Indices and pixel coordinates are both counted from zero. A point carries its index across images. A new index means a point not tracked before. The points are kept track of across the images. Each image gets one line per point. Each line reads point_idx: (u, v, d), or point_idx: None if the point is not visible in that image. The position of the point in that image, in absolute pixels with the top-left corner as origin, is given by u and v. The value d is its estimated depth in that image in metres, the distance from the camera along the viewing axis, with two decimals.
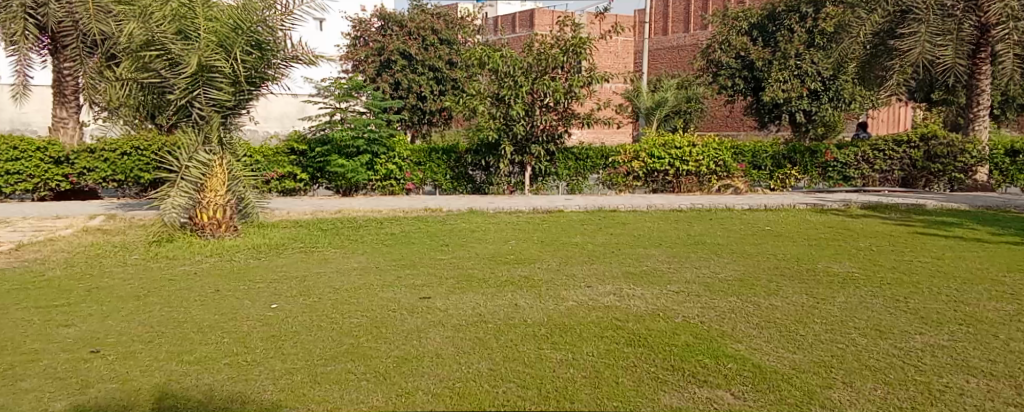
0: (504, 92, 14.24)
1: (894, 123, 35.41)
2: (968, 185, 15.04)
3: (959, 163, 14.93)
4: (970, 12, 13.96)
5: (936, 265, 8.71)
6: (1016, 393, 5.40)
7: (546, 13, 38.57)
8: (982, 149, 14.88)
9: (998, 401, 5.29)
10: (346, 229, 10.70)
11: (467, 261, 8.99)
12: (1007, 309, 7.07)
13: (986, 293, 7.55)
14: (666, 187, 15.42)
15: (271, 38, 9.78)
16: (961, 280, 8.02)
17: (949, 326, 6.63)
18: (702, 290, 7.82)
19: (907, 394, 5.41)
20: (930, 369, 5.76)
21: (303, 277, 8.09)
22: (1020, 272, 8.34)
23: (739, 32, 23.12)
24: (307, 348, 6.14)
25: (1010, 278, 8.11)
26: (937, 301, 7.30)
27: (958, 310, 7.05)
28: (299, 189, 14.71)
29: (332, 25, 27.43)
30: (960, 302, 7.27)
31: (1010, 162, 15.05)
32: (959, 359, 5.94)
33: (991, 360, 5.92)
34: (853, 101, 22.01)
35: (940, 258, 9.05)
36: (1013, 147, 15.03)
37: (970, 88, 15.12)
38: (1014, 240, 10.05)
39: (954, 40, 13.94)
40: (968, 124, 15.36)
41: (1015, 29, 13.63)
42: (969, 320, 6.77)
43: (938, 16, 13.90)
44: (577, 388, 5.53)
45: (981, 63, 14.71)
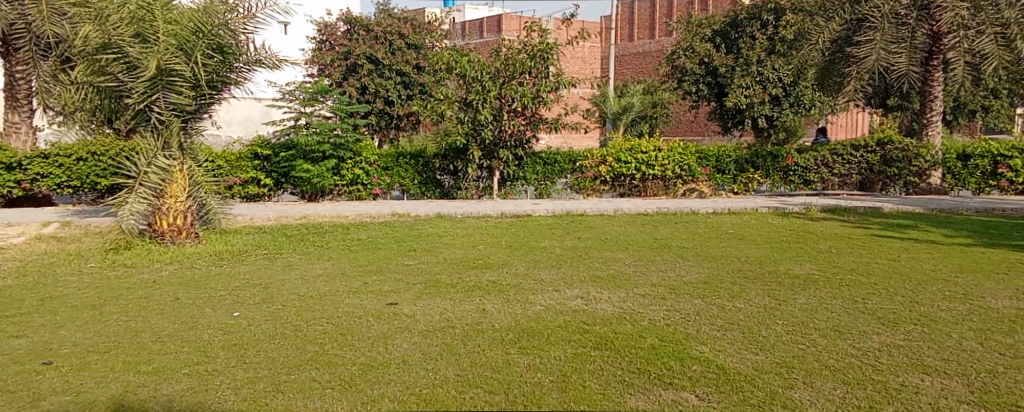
0: (472, 97, 14.19)
1: (852, 128, 36.07)
2: (921, 188, 15.38)
3: (913, 167, 15.23)
4: (923, 20, 14.30)
5: (894, 266, 8.87)
6: (970, 391, 5.51)
7: (513, 19, 38.72)
8: (935, 153, 15.20)
9: (951, 399, 5.39)
10: (312, 235, 10.63)
11: (433, 267, 8.97)
12: (959, 309, 7.21)
13: (941, 293, 7.70)
14: (634, 191, 15.51)
15: (233, 42, 9.68)
16: (916, 280, 8.19)
17: (905, 326, 6.75)
18: (667, 293, 7.89)
19: (864, 393, 5.50)
20: (887, 369, 5.86)
21: (267, 284, 8.02)
22: (971, 273, 8.52)
23: (703, 39, 23.33)
24: (270, 357, 6.09)
25: (962, 278, 8.28)
26: (893, 301, 7.44)
27: (914, 310, 7.18)
28: (263, 195, 14.58)
29: (297, 29, 27.49)
30: (915, 302, 7.41)
31: (961, 166, 15.38)
32: (915, 358, 6.04)
33: (944, 358, 6.04)
34: (813, 107, 22.41)
35: (896, 259, 9.23)
36: (964, 151, 15.37)
37: (924, 94, 15.40)
38: (965, 242, 10.28)
39: (908, 48, 14.19)
40: (922, 129, 15.62)
41: (966, 38, 13.77)
42: (924, 320, 6.89)
43: (893, 24, 14.14)
44: (544, 392, 5.55)
45: (935, 69, 15.01)
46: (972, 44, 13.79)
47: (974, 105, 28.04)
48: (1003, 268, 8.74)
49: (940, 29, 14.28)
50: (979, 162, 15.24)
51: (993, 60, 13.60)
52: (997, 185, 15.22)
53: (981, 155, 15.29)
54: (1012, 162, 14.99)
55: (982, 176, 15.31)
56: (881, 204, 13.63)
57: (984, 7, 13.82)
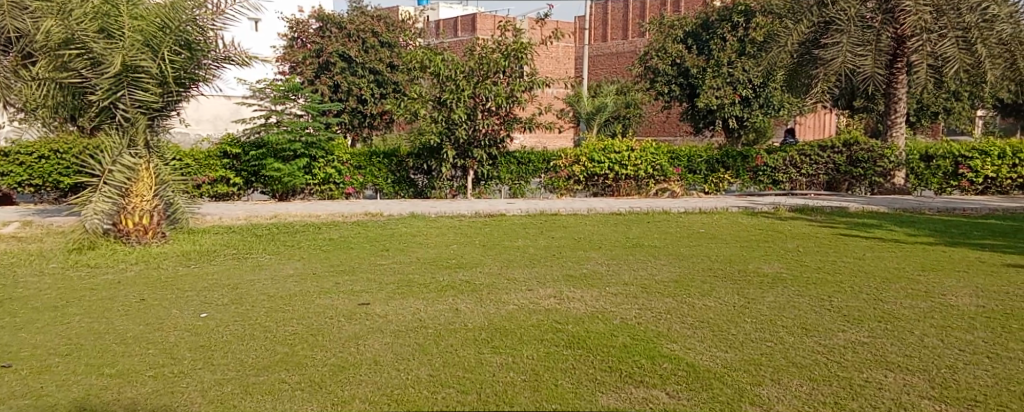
0: (446, 96, 14.15)
1: (819, 129, 36.52)
2: (886, 189, 15.55)
3: (878, 167, 15.41)
4: (887, 23, 14.38)
5: (859, 264, 8.97)
6: (931, 387, 5.57)
7: (487, 18, 38.71)
8: (899, 154, 15.39)
9: (913, 395, 5.46)
10: (283, 234, 10.55)
11: (407, 267, 8.93)
12: (921, 306, 7.30)
13: (904, 291, 7.79)
14: (606, 190, 15.55)
15: (201, 38, 9.55)
16: (879, 279, 8.28)
17: (869, 323, 6.83)
18: (639, 291, 7.92)
19: (829, 390, 5.55)
20: (851, 365, 5.93)
21: (236, 285, 7.94)
22: (933, 271, 8.65)
23: (675, 40, 23.45)
24: (238, 359, 6.02)
25: (924, 276, 8.41)
26: (857, 299, 7.52)
27: (877, 308, 7.26)
28: (232, 194, 14.43)
29: (268, 25, 27.23)
30: (879, 300, 7.50)
31: (924, 166, 15.58)
32: (878, 355, 6.12)
33: (906, 355, 6.12)
34: (781, 108, 22.66)
35: (861, 257, 9.34)
36: (927, 152, 15.59)
37: (888, 95, 15.60)
38: (928, 240, 10.43)
39: (873, 50, 14.28)
40: (887, 131, 15.75)
41: (928, 41, 13.99)
42: (888, 318, 6.97)
43: (859, 27, 14.29)
44: (517, 391, 5.54)
45: (899, 73, 15.19)
46: (934, 47, 14.02)
47: (937, 107, 28.47)
48: (963, 266, 8.89)
49: (903, 32, 14.39)
50: (942, 163, 15.48)
51: (954, 63, 13.86)
52: (958, 185, 15.52)
53: (944, 156, 15.53)
54: (973, 163, 15.29)
55: (945, 176, 15.56)
56: (847, 203, 13.78)
57: (946, 11, 14.04)
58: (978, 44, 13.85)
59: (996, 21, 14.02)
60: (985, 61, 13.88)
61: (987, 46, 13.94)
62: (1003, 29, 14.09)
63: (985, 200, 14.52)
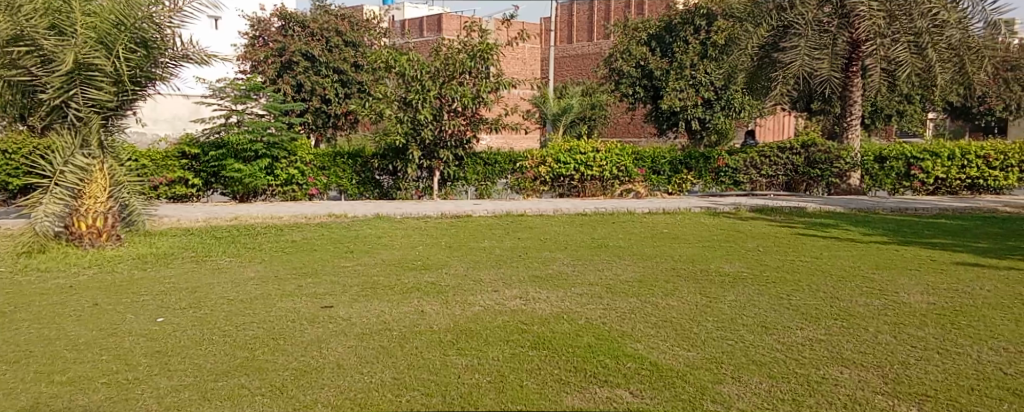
0: (412, 96, 14.03)
1: (778, 130, 36.99)
2: (843, 189, 15.68)
3: (835, 168, 15.55)
4: (843, 27, 14.56)
5: (817, 263, 9.02)
6: (884, 382, 5.62)
7: (453, 18, 38.62)
8: (855, 156, 15.57)
9: (868, 390, 5.51)
10: (244, 237, 10.36)
11: (371, 269, 8.81)
12: (875, 304, 7.36)
13: (858, 289, 7.87)
14: (572, 191, 15.53)
15: (157, 36, 9.33)
16: (836, 277, 8.34)
17: (826, 320, 6.87)
18: (603, 291, 7.89)
19: (789, 386, 5.57)
20: (809, 362, 5.96)
21: (194, 288, 7.77)
22: (886, 269, 8.74)
23: (639, 42, 23.58)
24: (196, 364, 5.88)
25: (878, 274, 8.48)
26: (815, 297, 7.56)
27: (834, 306, 7.31)
28: (191, 195, 14.15)
29: (228, 24, 26.84)
30: (835, 298, 7.54)
31: (878, 167, 15.71)
32: (835, 352, 6.15)
33: (862, 351, 6.17)
34: (743, 110, 22.81)
35: (819, 256, 9.42)
36: (880, 153, 15.73)
37: (844, 98, 15.64)
38: (882, 239, 10.55)
39: (829, 54, 14.50)
40: (843, 133, 15.88)
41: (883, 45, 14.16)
42: (845, 316, 7.01)
43: (816, 31, 14.42)
44: (482, 393, 5.48)
45: (855, 76, 15.28)
46: (887, 51, 14.21)
47: (890, 110, 28.95)
48: (914, 264, 8.99)
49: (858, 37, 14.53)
50: (895, 165, 15.66)
51: (907, 67, 14.05)
52: (911, 186, 15.74)
53: (896, 158, 15.72)
54: (925, 164, 15.52)
55: (897, 178, 15.75)
56: (805, 203, 13.91)
57: (898, 17, 14.22)
58: (929, 49, 14.04)
59: (947, 27, 14.12)
60: (935, 66, 14.09)
61: (937, 51, 14.15)
62: (953, 35, 14.16)
63: (936, 200, 14.76)
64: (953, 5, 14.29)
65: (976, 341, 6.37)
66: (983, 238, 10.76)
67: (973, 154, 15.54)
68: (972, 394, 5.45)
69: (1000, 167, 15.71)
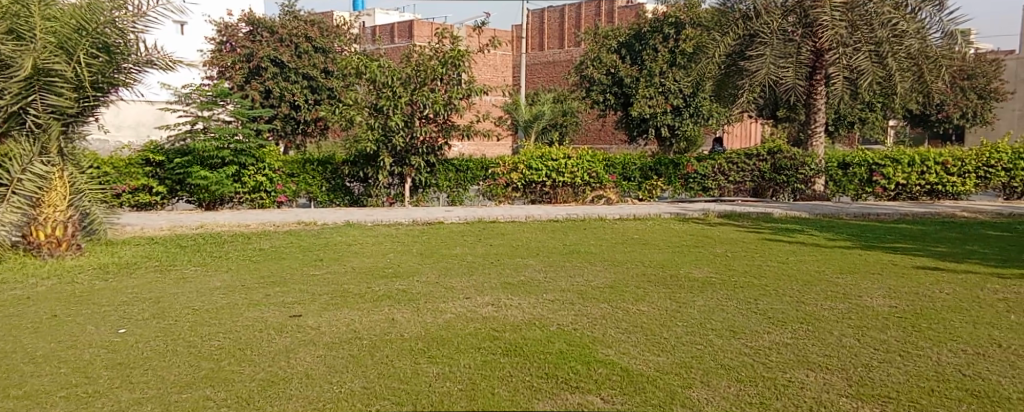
0: (382, 102, 13.92)
1: (745, 137, 37.33)
2: (807, 195, 15.89)
3: (800, 175, 15.73)
4: (806, 37, 14.67)
5: (783, 268, 9.06)
6: (848, 385, 5.68)
7: (424, 24, 38.55)
8: (819, 163, 15.68)
9: (833, 393, 5.57)
10: (209, 245, 10.19)
11: (341, 277, 8.69)
12: (840, 307, 7.40)
13: (823, 293, 7.90)
14: (544, 198, 15.49)
15: (119, 41, 9.18)
16: (802, 281, 8.37)
17: (793, 324, 6.88)
18: (575, 297, 7.85)
19: (756, 390, 5.60)
20: (776, 366, 5.97)
21: (157, 298, 7.62)
22: (851, 273, 8.79)
23: (609, 50, 23.62)
24: (159, 376, 5.78)
25: (843, 279, 8.52)
26: (782, 301, 7.58)
27: (800, 310, 7.33)
28: (155, 203, 13.93)
29: (194, 29, 26.44)
30: (801, 302, 7.57)
31: (842, 174, 15.81)
32: (800, 355, 6.17)
33: (827, 354, 6.19)
34: (711, 117, 23.02)
35: (785, 261, 9.46)
36: (844, 159, 15.81)
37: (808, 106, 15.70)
38: (846, 244, 10.62)
39: (794, 63, 14.67)
40: (807, 140, 16.04)
41: (845, 54, 14.29)
42: (810, 319, 7.03)
43: (781, 40, 14.61)
44: (453, 401, 5.44)
45: (818, 84, 15.33)
46: (849, 60, 14.32)
47: (853, 117, 29.29)
48: (877, 268, 9.07)
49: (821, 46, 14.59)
50: (858, 171, 15.72)
51: (868, 76, 14.21)
52: (873, 191, 15.81)
53: (859, 164, 15.78)
54: (886, 170, 15.58)
55: (860, 183, 15.82)
56: (771, 209, 14.01)
57: (860, 26, 14.37)
58: (889, 58, 14.20)
59: (906, 36, 14.24)
60: (896, 75, 14.23)
61: (896, 60, 14.27)
62: (912, 44, 14.26)
63: (896, 206, 14.88)
64: (911, 15, 14.40)
65: (936, 343, 6.41)
66: (942, 242, 10.89)
67: (932, 160, 15.66)
68: (932, 396, 5.53)
69: (958, 173, 15.77)
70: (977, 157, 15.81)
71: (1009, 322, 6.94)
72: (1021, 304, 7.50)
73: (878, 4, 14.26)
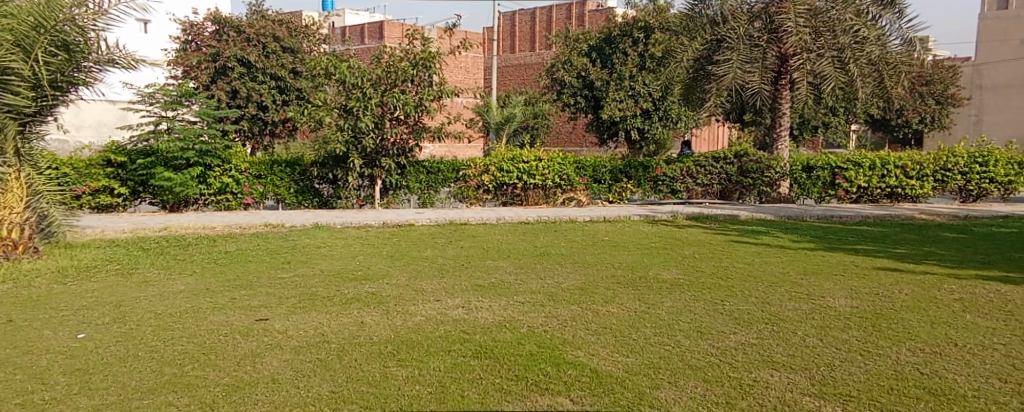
0: (352, 104, 13.79)
1: (714, 142, 37.65)
2: (772, 197, 15.97)
3: (766, 178, 15.79)
4: (772, 42, 14.75)
5: (748, 269, 9.09)
6: (811, 384, 5.70)
7: (395, 26, 38.42)
8: (784, 166, 15.78)
9: (798, 393, 5.57)
10: (173, 248, 10.02)
11: (309, 280, 8.56)
12: (804, 308, 7.43)
13: (787, 294, 7.94)
14: (514, 200, 15.46)
15: (80, 39, 8.93)
16: (767, 283, 8.40)
17: (758, 325, 6.90)
18: (545, 299, 7.81)
19: (722, 390, 5.60)
20: (741, 366, 5.98)
21: (118, 302, 7.45)
22: (815, 274, 8.84)
23: (580, 53, 23.68)
24: (120, 382, 5.66)
25: (807, 280, 8.57)
26: (748, 302, 7.60)
27: (765, 310, 7.35)
28: (116, 205, 13.71)
29: (157, 28, 26.11)
30: (766, 303, 7.60)
31: (806, 177, 15.90)
32: (765, 355, 6.19)
33: (790, 354, 6.21)
34: (680, 120, 23.10)
35: (751, 262, 9.49)
36: (808, 163, 15.91)
37: (773, 111, 15.79)
38: (810, 246, 10.69)
39: (760, 68, 14.63)
40: (772, 143, 16.08)
41: (809, 60, 14.43)
42: (775, 320, 7.06)
43: (747, 46, 14.71)
44: (422, 404, 5.38)
45: (783, 89, 15.46)
46: (813, 66, 14.42)
47: (816, 121, 29.61)
48: (840, 269, 9.13)
49: (787, 52, 14.69)
50: (821, 174, 15.85)
51: (831, 81, 14.31)
52: (835, 194, 15.95)
53: (822, 167, 15.91)
54: (848, 174, 15.73)
55: (823, 187, 15.93)
56: (738, 211, 14.07)
57: (823, 32, 14.47)
58: (851, 64, 14.35)
59: (866, 43, 14.40)
60: (858, 81, 14.43)
61: (859, 66, 14.44)
62: (873, 51, 14.42)
63: (858, 209, 15.03)
64: (871, 22, 14.63)
65: (895, 342, 6.46)
66: (901, 243, 11.01)
67: (892, 164, 15.83)
68: (891, 394, 5.56)
69: (917, 177, 15.94)
70: (935, 161, 15.98)
71: (966, 322, 7.01)
72: (978, 304, 7.58)
73: (841, 11, 14.49)
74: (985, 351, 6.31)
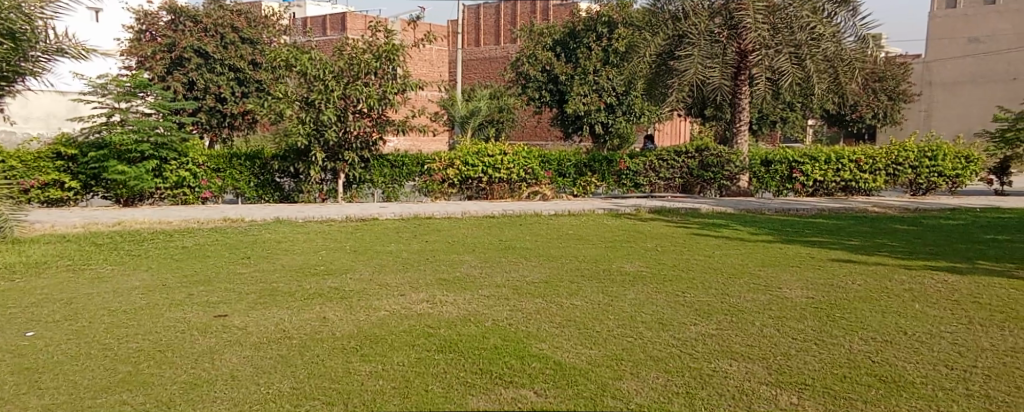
0: (314, 96, 13.60)
1: (676, 135, 37.93)
2: (733, 191, 16.06)
3: (726, 172, 15.89)
4: (732, 38, 14.92)
5: (709, 262, 9.11)
6: (768, 373, 5.71)
7: (357, 18, 38.09)
8: (744, 160, 15.92)
9: (757, 382, 5.57)
10: (127, 243, 9.79)
11: (270, 275, 8.42)
12: (762, 299, 7.46)
13: (747, 285, 7.98)
14: (480, 193, 15.38)
15: (28, 27, 8.65)
16: (727, 274, 8.44)
17: (717, 316, 6.91)
18: (510, 293, 7.75)
19: (683, 380, 5.58)
20: (701, 356, 5.97)
21: (69, 299, 7.25)
22: (773, 266, 8.90)
23: (545, 48, 23.60)
24: (72, 381, 5.50)
25: (766, 271, 8.63)
26: (708, 294, 7.62)
27: (725, 301, 7.36)
28: (67, 199, 13.42)
29: (111, 17, 25.40)
30: (727, 294, 7.61)
31: (764, 170, 16.06)
32: (725, 346, 6.19)
33: (749, 344, 6.22)
34: (644, 116, 22.87)
35: (711, 255, 9.52)
36: (767, 157, 16.08)
37: (733, 105, 15.86)
38: (768, 238, 10.76)
39: (720, 63, 14.96)
40: (732, 138, 16.20)
41: (768, 56, 14.50)
42: (734, 311, 7.08)
43: (707, 41, 14.81)
44: (385, 399, 5.29)
45: (742, 84, 15.46)
46: (771, 62, 14.51)
47: (774, 116, 29.95)
48: (797, 261, 9.20)
49: (745, 48, 14.87)
50: (779, 168, 16.01)
51: (788, 77, 14.43)
52: (793, 188, 16.09)
53: (780, 161, 16.08)
54: (805, 168, 15.89)
55: (781, 180, 16.11)
56: (700, 205, 14.13)
57: (781, 29, 14.54)
58: (807, 60, 14.48)
59: (822, 40, 14.58)
60: (814, 77, 14.53)
61: (815, 62, 14.58)
62: (828, 47, 14.65)
63: (815, 202, 15.18)
64: (827, 19, 14.76)
65: (849, 332, 6.52)
66: (856, 235, 11.14)
67: (846, 158, 16.01)
68: (844, 382, 5.59)
69: (870, 171, 16.11)
70: (887, 155, 16.17)
71: (917, 311, 7.08)
72: (927, 294, 7.67)
73: (798, 8, 14.53)
74: (933, 339, 6.37)
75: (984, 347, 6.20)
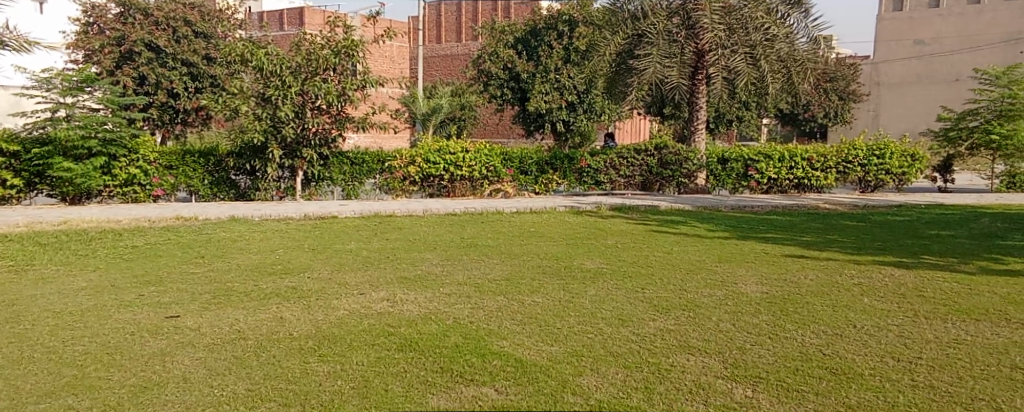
0: (270, 92, 13.37)
1: (636, 133, 38.19)
2: (691, 189, 16.07)
3: (684, 169, 15.93)
4: (690, 38, 14.98)
5: (667, 258, 9.10)
6: (724, 367, 5.69)
7: (315, 13, 37.61)
8: (701, 158, 15.98)
9: (713, 376, 5.55)
10: (74, 243, 9.50)
11: (225, 275, 8.23)
12: (718, 294, 7.46)
13: (705, 281, 7.97)
14: (441, 191, 15.25)
15: None
16: (685, 270, 8.43)
17: (675, 312, 6.89)
18: (471, 291, 7.65)
19: (641, 376, 5.54)
20: (659, 352, 5.94)
21: (11, 301, 6.99)
22: (730, 262, 8.92)
23: (506, 45, 23.28)
24: (13, 386, 5.30)
25: (724, 267, 8.64)
26: (666, 290, 7.60)
27: (683, 297, 7.34)
28: (10, 197, 13.01)
29: (54, 8, 25.05)
30: (685, 290, 7.60)
31: (721, 168, 16.13)
32: (682, 341, 6.16)
33: (706, 339, 6.21)
34: (603, 113, 23.30)
35: (670, 251, 9.52)
36: (724, 155, 16.17)
37: (690, 104, 15.93)
38: (725, 235, 10.81)
39: (678, 63, 14.96)
40: (690, 136, 16.26)
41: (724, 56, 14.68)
42: (691, 306, 7.06)
43: (666, 41, 14.82)
44: (344, 399, 5.18)
45: (700, 83, 15.54)
46: (727, 61, 14.70)
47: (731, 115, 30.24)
48: (754, 257, 9.23)
49: (703, 48, 14.96)
50: (735, 166, 16.12)
51: (743, 77, 14.55)
52: (748, 185, 16.21)
53: (736, 159, 16.19)
54: (760, 166, 16.02)
55: (737, 178, 16.21)
56: (659, 202, 14.16)
57: (737, 29, 14.68)
58: (762, 60, 14.56)
59: (776, 40, 14.68)
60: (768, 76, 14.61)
61: (769, 62, 14.64)
62: (782, 48, 14.73)
63: (769, 199, 15.29)
64: (781, 21, 14.88)
65: (803, 325, 6.53)
66: (809, 231, 11.24)
67: (800, 156, 16.17)
68: (797, 374, 5.59)
69: (822, 169, 16.31)
70: (838, 153, 16.42)
71: (867, 305, 7.13)
72: (875, 288, 7.73)
73: (752, 9, 14.64)
74: (882, 332, 6.42)
75: (930, 340, 6.25)
